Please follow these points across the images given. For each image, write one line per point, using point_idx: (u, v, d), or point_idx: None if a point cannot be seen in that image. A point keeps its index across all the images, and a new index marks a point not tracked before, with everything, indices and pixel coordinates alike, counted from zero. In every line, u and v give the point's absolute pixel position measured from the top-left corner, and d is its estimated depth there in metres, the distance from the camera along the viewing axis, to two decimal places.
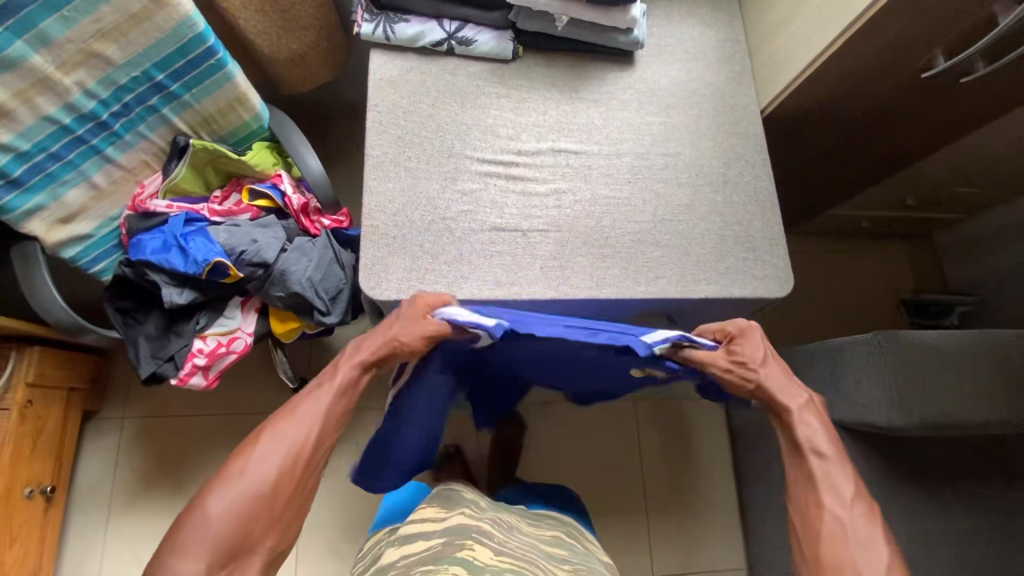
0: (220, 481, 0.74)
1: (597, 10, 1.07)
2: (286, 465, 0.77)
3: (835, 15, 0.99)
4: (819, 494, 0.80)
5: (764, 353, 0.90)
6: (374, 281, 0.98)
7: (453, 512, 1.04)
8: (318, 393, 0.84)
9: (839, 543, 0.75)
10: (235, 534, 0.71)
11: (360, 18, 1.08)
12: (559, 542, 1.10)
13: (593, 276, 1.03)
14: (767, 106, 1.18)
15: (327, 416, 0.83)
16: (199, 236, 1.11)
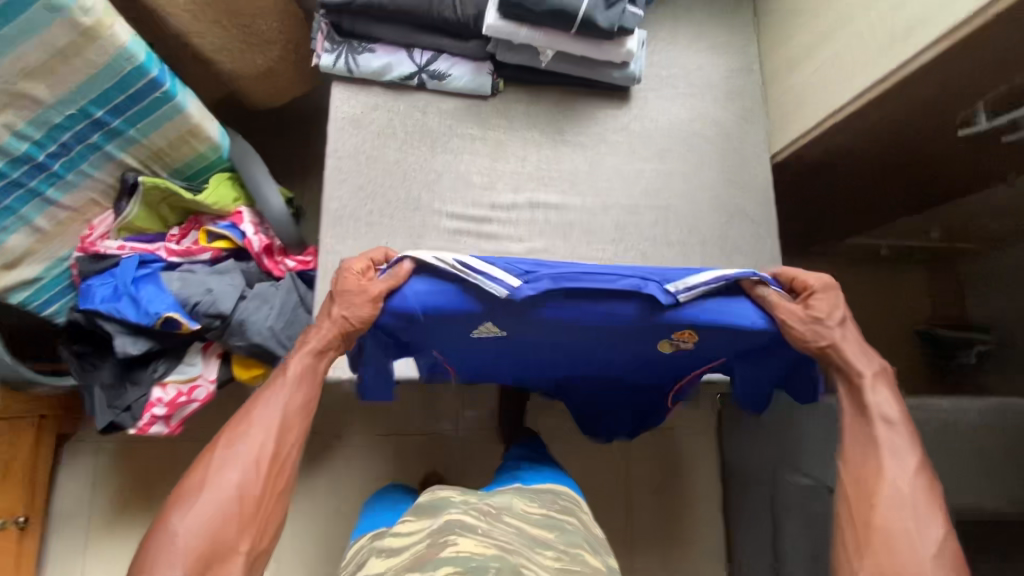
0: (181, 496, 0.70)
1: (587, 44, 0.94)
2: (248, 467, 0.72)
3: (861, 64, 0.86)
4: (880, 464, 0.73)
5: (842, 314, 0.80)
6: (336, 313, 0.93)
7: (433, 513, 0.87)
8: (270, 390, 0.77)
9: (893, 509, 0.71)
10: (205, 543, 0.67)
11: (320, 47, 0.96)
12: (550, 519, 0.92)
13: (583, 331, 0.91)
14: (777, 151, 1.05)
15: (287, 410, 0.76)
16: (152, 283, 1.04)
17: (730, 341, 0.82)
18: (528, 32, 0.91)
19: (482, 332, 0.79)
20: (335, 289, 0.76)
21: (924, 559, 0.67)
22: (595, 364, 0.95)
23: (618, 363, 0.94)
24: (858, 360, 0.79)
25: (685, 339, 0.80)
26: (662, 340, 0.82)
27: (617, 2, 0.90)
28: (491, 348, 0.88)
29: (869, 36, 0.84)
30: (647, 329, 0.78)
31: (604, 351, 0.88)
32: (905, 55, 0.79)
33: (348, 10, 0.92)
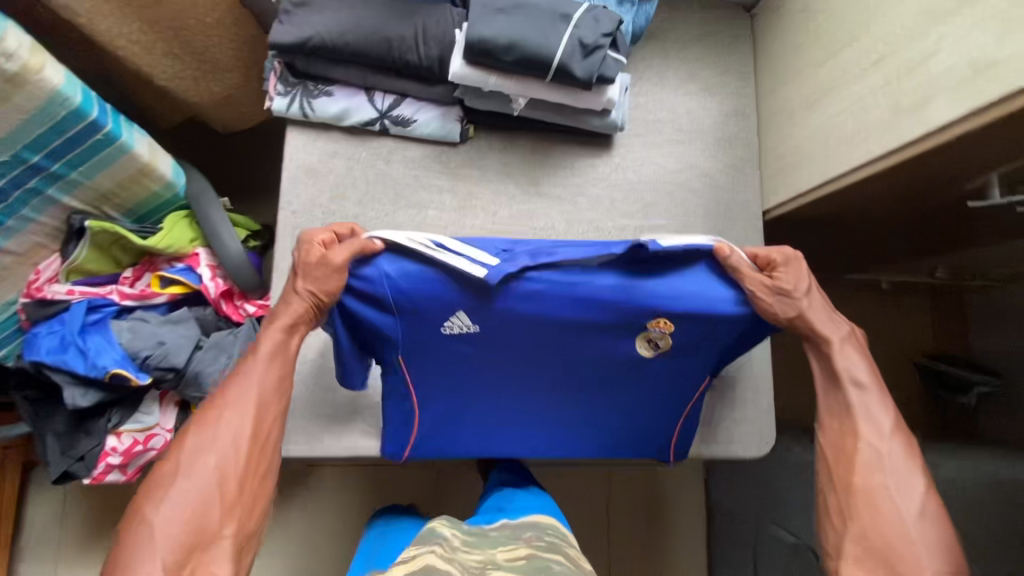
0: (156, 484, 0.66)
1: (564, 91, 0.85)
2: (228, 449, 0.68)
3: (861, 135, 0.74)
4: (856, 426, 0.72)
5: (808, 283, 0.76)
6: None
7: (423, 551, 0.75)
8: (244, 370, 0.73)
9: (875, 472, 0.69)
10: (188, 527, 0.63)
11: (273, 90, 0.88)
12: (534, 562, 0.74)
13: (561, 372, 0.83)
14: (771, 208, 0.97)
15: (262, 389, 0.72)
16: (100, 333, 0.99)
17: (707, 332, 0.76)
18: (498, 80, 0.83)
19: (452, 328, 0.75)
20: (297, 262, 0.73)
21: (917, 528, 0.65)
22: (579, 391, 0.85)
23: (603, 386, 0.84)
24: (824, 326, 0.75)
25: (664, 330, 0.75)
26: (639, 339, 0.77)
27: (597, 48, 0.81)
28: (460, 364, 0.80)
29: (868, 103, 0.73)
30: (621, 313, 0.74)
31: (584, 361, 0.80)
32: (904, 137, 0.68)
33: (302, 53, 0.84)
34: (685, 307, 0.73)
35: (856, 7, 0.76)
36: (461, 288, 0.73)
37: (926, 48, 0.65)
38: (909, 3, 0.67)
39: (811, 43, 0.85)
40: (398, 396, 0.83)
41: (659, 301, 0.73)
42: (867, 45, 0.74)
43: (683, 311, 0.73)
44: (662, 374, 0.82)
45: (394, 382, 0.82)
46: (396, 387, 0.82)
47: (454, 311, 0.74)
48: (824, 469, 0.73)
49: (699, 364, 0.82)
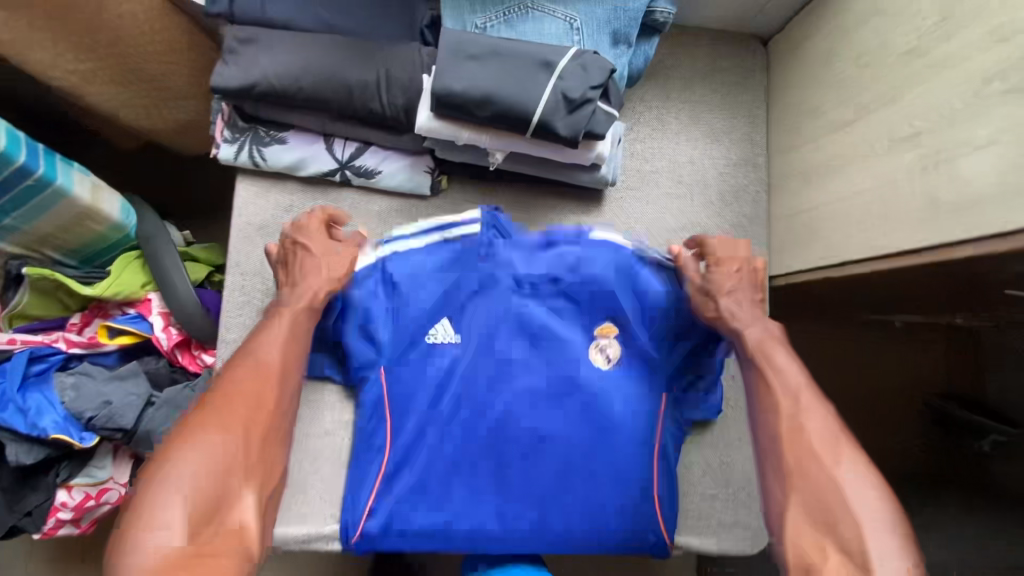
0: (178, 440, 0.54)
1: (548, 146, 0.75)
2: (256, 406, 0.59)
3: (890, 222, 0.64)
4: (775, 399, 0.61)
5: (734, 284, 0.70)
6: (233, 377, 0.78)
7: None
8: (265, 331, 0.65)
9: (798, 438, 0.57)
10: (215, 480, 0.53)
11: (220, 135, 0.78)
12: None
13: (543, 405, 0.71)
14: (778, 276, 0.86)
15: (284, 353, 0.65)
16: (42, 390, 0.91)
17: (659, 334, 0.73)
18: (471, 135, 0.73)
19: (436, 338, 0.73)
20: (303, 245, 0.71)
21: (858, 495, 0.53)
22: (568, 429, 0.70)
23: (597, 410, 0.71)
24: (742, 320, 0.68)
25: (610, 337, 0.73)
26: (592, 352, 0.72)
27: (586, 101, 0.70)
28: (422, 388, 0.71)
29: (900, 185, 0.63)
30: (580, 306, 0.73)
31: (569, 381, 0.71)
32: (944, 238, 0.58)
33: (249, 98, 0.74)
34: (642, 308, 0.73)
35: (885, 67, 0.66)
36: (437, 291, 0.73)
37: (974, 135, 0.54)
38: (960, 74, 0.56)
39: (834, 98, 0.74)
40: (367, 430, 0.72)
41: (611, 305, 0.73)
42: (898, 115, 0.63)
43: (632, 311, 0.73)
44: (624, 391, 0.71)
45: (370, 399, 0.72)
46: (368, 410, 0.72)
47: (437, 320, 0.73)
48: (762, 453, 0.60)
49: (658, 371, 0.73)
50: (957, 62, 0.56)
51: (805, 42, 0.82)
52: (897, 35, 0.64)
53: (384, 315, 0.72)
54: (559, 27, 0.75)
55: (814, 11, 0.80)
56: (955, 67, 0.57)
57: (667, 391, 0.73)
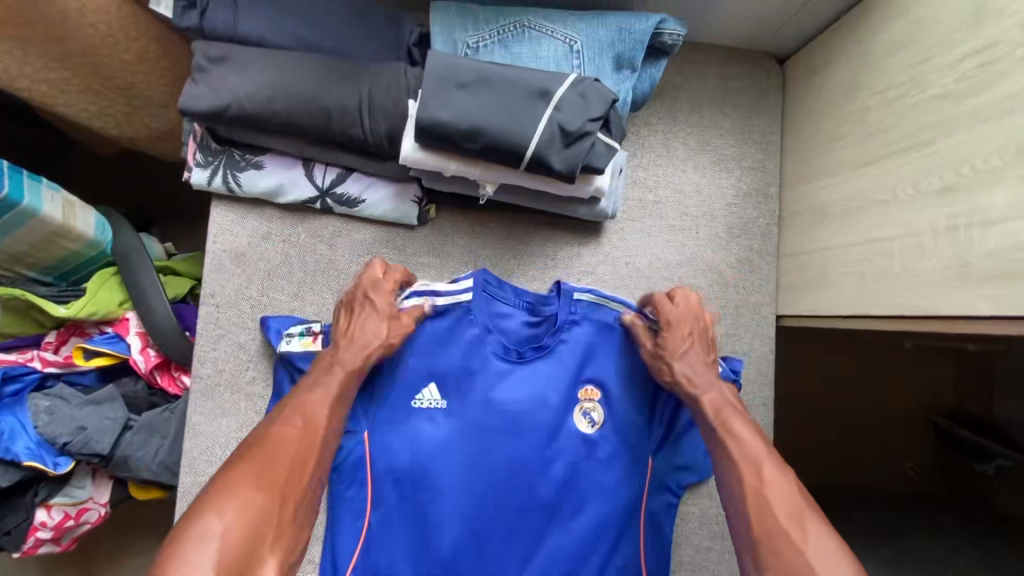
0: (220, 486, 0.51)
1: (543, 179, 0.69)
2: (297, 459, 0.56)
3: (910, 278, 0.59)
4: (738, 467, 0.58)
5: (690, 345, 0.70)
6: (209, 414, 0.74)
7: None
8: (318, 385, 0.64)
9: (767, 507, 0.54)
10: (245, 537, 0.49)
11: (192, 158, 0.73)
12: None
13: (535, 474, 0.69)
14: (785, 315, 0.81)
15: (332, 414, 0.62)
16: (15, 413, 0.88)
17: (641, 400, 0.74)
18: (460, 167, 0.67)
19: (422, 403, 0.71)
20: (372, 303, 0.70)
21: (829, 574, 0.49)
22: (558, 497, 0.69)
23: (584, 476, 0.70)
24: (699, 384, 0.67)
25: (594, 400, 0.72)
26: (579, 418, 0.72)
27: (584, 135, 0.65)
28: (403, 451, 0.69)
29: (924, 242, 0.57)
30: (570, 366, 0.72)
31: (561, 448, 0.70)
32: (971, 307, 0.52)
33: (220, 122, 0.68)
34: (628, 379, 0.74)
35: (912, 108, 0.60)
36: (426, 359, 0.72)
37: (1011, 199, 0.49)
38: (998, 126, 0.50)
39: (854, 135, 0.68)
40: (346, 495, 0.70)
41: (593, 367, 0.73)
42: (924, 164, 0.57)
43: (617, 382, 0.73)
44: (611, 455, 0.71)
45: (350, 460, 0.70)
46: (346, 478, 0.70)
47: (423, 384, 0.71)
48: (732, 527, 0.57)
49: (641, 442, 0.73)
50: (993, 113, 0.51)
51: (825, 67, 0.75)
52: (927, 73, 0.58)
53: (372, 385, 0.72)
54: (557, 48, 0.70)
55: (835, 34, 0.74)
56: (990, 119, 0.51)
57: (652, 455, 0.74)
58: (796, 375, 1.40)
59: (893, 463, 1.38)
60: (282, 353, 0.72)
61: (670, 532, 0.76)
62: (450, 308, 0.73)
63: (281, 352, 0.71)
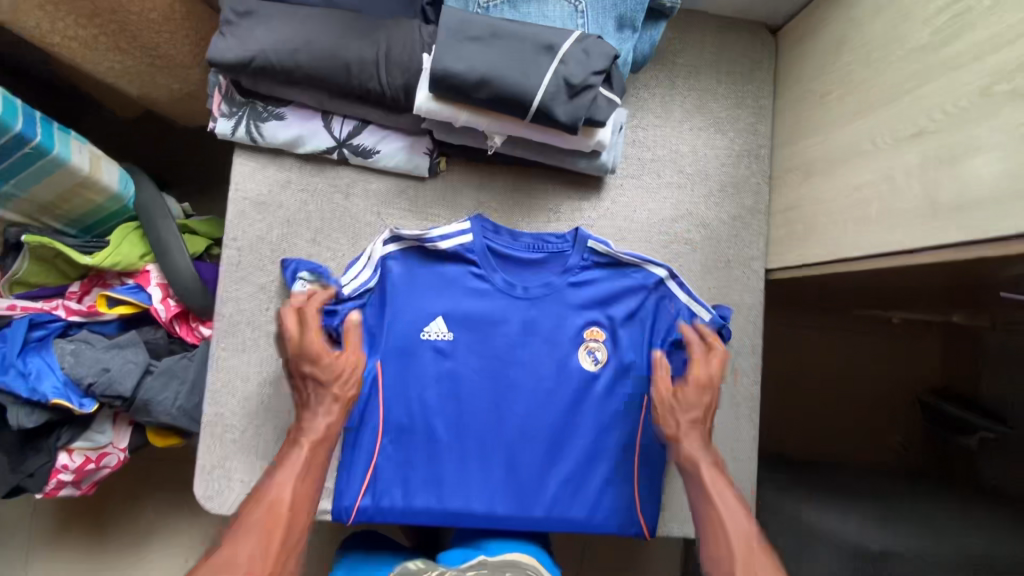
0: None
1: (547, 131, 0.74)
2: (260, 545, 0.60)
3: (885, 218, 0.64)
4: (729, 540, 0.65)
5: (698, 415, 0.76)
6: (231, 348, 0.78)
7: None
8: (282, 467, 0.67)
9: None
10: None
11: (216, 109, 0.78)
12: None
13: (535, 403, 0.82)
14: (775, 269, 0.86)
15: (295, 493, 0.65)
16: (43, 356, 0.93)
17: (640, 340, 0.84)
18: (469, 118, 0.72)
19: (430, 334, 0.81)
20: (311, 364, 0.72)
21: None
22: (559, 423, 0.82)
23: (580, 406, 0.82)
24: (696, 449, 0.74)
25: (598, 340, 0.84)
26: (580, 353, 0.83)
27: (587, 88, 0.69)
28: (425, 380, 0.81)
29: (899, 185, 0.62)
30: (570, 306, 0.83)
31: (565, 380, 0.82)
32: (940, 238, 0.57)
33: (245, 73, 0.73)
34: (630, 318, 0.84)
35: (893, 62, 0.64)
36: (435, 296, 0.82)
37: (977, 137, 0.53)
38: (966, 72, 0.55)
39: (840, 93, 0.73)
40: (358, 420, 0.79)
41: (595, 311, 0.84)
42: (900, 113, 0.62)
43: (615, 324, 0.84)
44: (608, 387, 0.83)
45: (366, 383, 0.79)
46: (358, 404, 0.79)
47: (431, 318, 0.82)
48: None
49: (636, 376, 0.83)
50: (962, 61, 0.55)
51: (814, 32, 0.80)
52: (906, 29, 0.63)
53: (378, 319, 0.81)
54: (563, 9, 0.75)
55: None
56: (957, 68, 0.56)
57: (647, 392, 0.83)
58: (787, 352, 1.47)
59: (882, 439, 1.47)
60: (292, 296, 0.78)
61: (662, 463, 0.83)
62: (453, 251, 0.82)
63: (291, 296, 0.77)
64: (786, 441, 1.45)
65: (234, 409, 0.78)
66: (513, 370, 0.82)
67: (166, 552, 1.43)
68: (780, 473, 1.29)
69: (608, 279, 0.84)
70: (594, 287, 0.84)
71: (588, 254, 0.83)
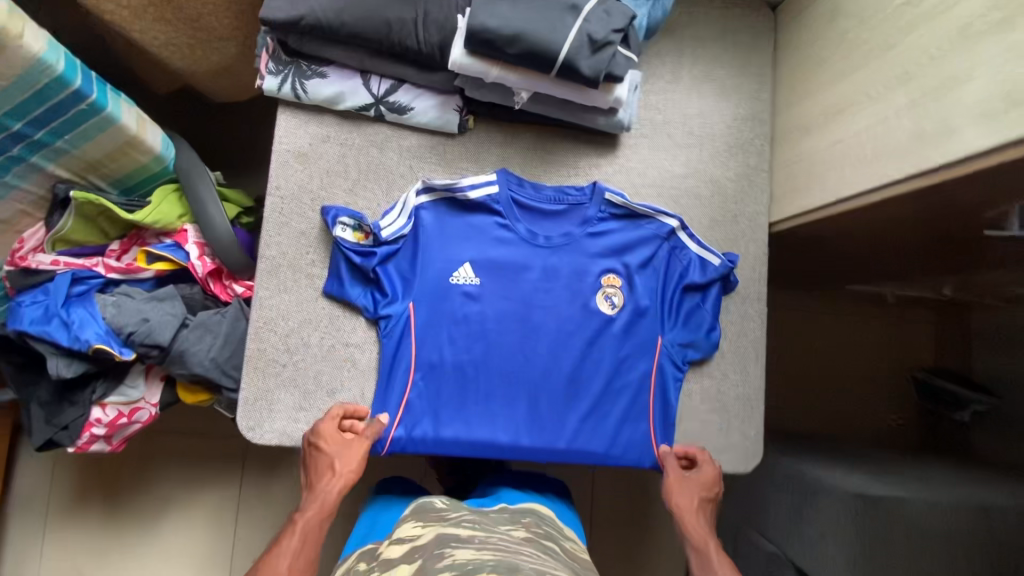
0: None
1: (570, 87, 0.81)
2: None
3: (880, 156, 0.71)
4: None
5: (707, 495, 0.84)
6: (273, 287, 0.84)
7: (429, 527, 0.81)
8: (284, 544, 0.70)
9: None
10: None
11: (264, 68, 0.84)
12: (537, 542, 0.80)
13: (556, 346, 0.87)
14: (777, 221, 0.93)
15: (294, 564, 0.68)
16: (85, 307, 0.97)
17: (653, 286, 0.90)
18: (500, 72, 0.79)
19: (459, 279, 0.87)
20: (321, 442, 0.79)
21: None
22: (579, 364, 0.87)
23: (598, 348, 0.88)
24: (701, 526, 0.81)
25: (615, 287, 0.90)
26: (597, 298, 0.89)
27: (607, 44, 0.77)
28: (454, 323, 0.86)
29: (892, 124, 0.70)
30: (589, 256, 0.90)
31: (584, 324, 0.88)
32: (930, 163, 0.64)
33: (294, 32, 0.79)
34: (644, 267, 0.90)
35: (882, 19, 0.72)
36: (463, 245, 0.88)
37: (960, 69, 0.61)
38: (948, 17, 0.62)
39: (835, 54, 0.81)
40: (391, 357, 0.84)
41: (612, 261, 0.90)
42: (890, 62, 0.70)
43: (630, 271, 0.90)
44: (625, 330, 0.89)
45: (398, 324, 0.84)
46: (392, 342, 0.84)
47: (459, 264, 0.87)
48: None
49: (651, 320, 0.89)
50: (944, 7, 0.63)
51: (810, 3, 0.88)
52: None
53: (410, 265, 0.86)
54: None
55: None
56: (940, 15, 0.63)
57: (662, 334, 0.89)
58: (788, 332, 1.53)
59: (879, 417, 1.52)
60: (335, 238, 0.84)
61: (675, 401, 0.89)
62: (480, 201, 0.88)
63: (335, 237, 0.83)
64: (787, 415, 1.51)
65: (275, 344, 0.84)
66: (535, 315, 0.88)
67: (178, 533, 1.42)
68: (783, 446, 1.35)
69: (623, 231, 0.90)
70: (611, 237, 0.90)
71: (606, 206, 0.89)
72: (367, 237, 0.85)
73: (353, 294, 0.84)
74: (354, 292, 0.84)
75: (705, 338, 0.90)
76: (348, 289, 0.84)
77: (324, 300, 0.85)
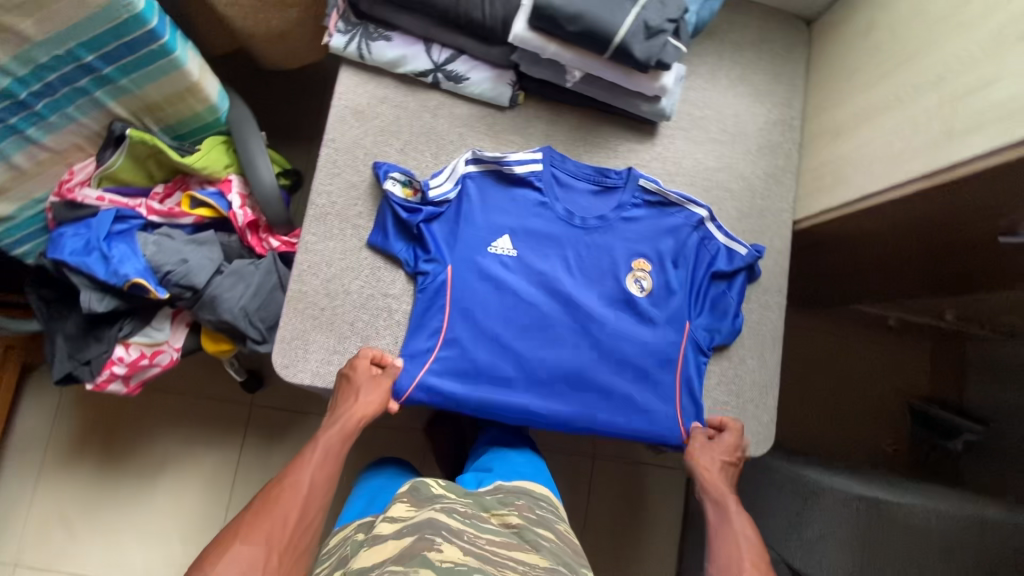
0: (219, 544, 0.70)
1: (620, 70, 0.86)
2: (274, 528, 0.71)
3: (908, 154, 0.77)
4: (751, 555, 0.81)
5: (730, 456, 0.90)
6: (320, 235, 0.88)
7: (421, 509, 0.75)
8: (308, 458, 0.79)
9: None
10: None
11: (333, 26, 0.88)
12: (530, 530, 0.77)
13: (586, 321, 0.90)
14: (802, 219, 0.98)
15: (313, 479, 0.77)
16: (126, 244, 0.99)
17: (683, 271, 0.94)
18: (557, 49, 0.84)
19: (497, 249, 0.90)
20: (349, 376, 0.82)
21: None
22: (607, 340, 0.90)
23: (626, 326, 0.91)
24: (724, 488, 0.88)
25: (645, 271, 0.93)
26: (628, 280, 0.93)
27: (660, 32, 0.82)
28: (490, 289, 0.89)
29: (922, 124, 0.75)
30: (622, 237, 0.94)
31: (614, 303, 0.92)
32: (957, 157, 0.70)
33: None
34: (675, 255, 0.94)
35: (916, 31, 0.78)
36: (504, 216, 0.91)
37: (990, 73, 0.66)
38: (981, 28, 0.68)
39: (868, 64, 0.87)
40: (425, 312, 0.87)
41: (644, 245, 0.94)
42: (922, 69, 0.76)
43: (661, 256, 0.93)
44: (652, 313, 0.92)
45: (434, 283, 0.87)
46: (427, 298, 0.87)
47: (500, 236, 0.91)
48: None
49: (679, 305, 0.93)
50: (976, 20, 0.69)
51: (846, 20, 0.94)
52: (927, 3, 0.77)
53: (453, 230, 0.89)
54: None
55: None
56: (972, 26, 0.69)
57: (689, 319, 0.93)
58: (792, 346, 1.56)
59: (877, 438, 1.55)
60: (385, 192, 0.88)
61: (698, 385, 0.92)
62: (523, 176, 0.92)
63: (385, 190, 0.87)
64: (787, 426, 1.53)
65: (317, 288, 0.87)
66: (569, 291, 0.91)
67: (174, 492, 1.40)
68: (783, 454, 1.37)
69: (655, 217, 0.94)
70: (644, 222, 0.94)
71: (643, 192, 0.94)
72: (415, 194, 0.89)
73: (396, 249, 0.87)
74: (396, 248, 0.88)
75: (728, 327, 0.93)
76: (390, 244, 0.87)
77: (367, 250, 0.89)
